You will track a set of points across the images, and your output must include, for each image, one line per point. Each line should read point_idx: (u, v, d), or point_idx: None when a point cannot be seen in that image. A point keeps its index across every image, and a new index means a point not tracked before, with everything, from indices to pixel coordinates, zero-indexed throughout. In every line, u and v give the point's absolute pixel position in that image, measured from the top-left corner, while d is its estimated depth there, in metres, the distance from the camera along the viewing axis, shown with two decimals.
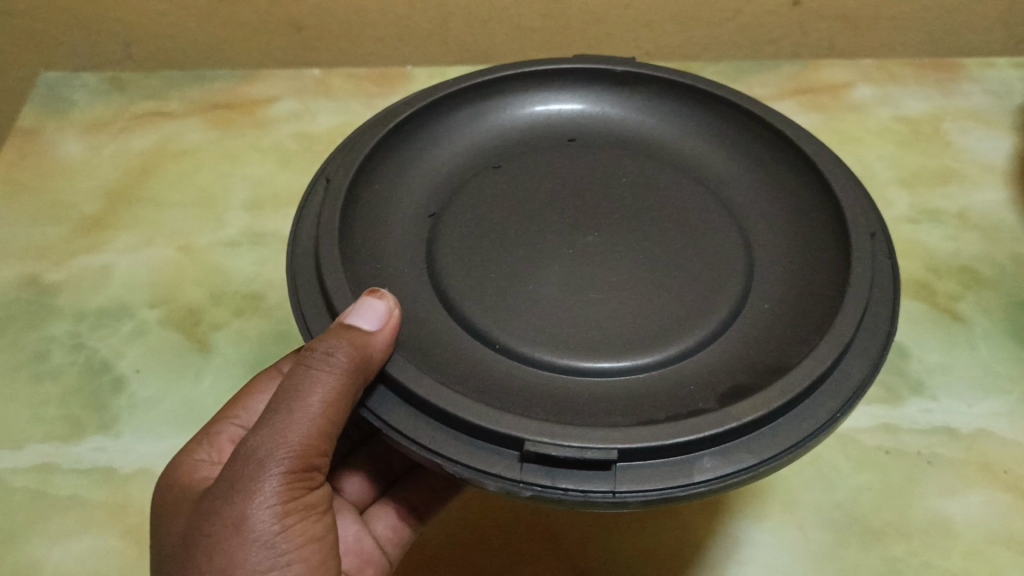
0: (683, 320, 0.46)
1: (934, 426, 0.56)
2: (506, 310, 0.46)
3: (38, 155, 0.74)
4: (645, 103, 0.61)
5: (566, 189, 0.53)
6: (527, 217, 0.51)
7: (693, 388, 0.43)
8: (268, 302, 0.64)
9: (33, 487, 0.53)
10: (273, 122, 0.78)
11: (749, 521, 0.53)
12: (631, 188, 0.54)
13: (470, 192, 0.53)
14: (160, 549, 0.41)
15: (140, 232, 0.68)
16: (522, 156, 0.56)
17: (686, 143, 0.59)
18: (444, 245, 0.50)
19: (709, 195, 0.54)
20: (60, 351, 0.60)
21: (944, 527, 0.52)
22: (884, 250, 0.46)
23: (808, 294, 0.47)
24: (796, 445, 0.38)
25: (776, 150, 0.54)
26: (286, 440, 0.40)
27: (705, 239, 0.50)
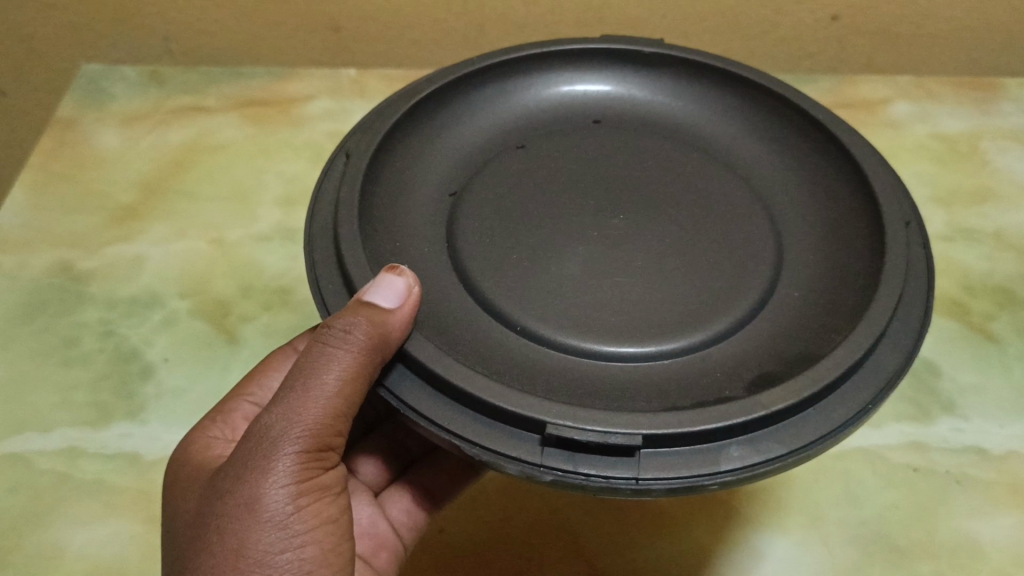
0: (710, 305, 0.46)
1: (965, 445, 0.56)
2: (529, 289, 0.46)
3: (76, 145, 0.75)
4: (671, 86, 0.61)
5: (592, 174, 0.53)
6: (557, 201, 0.51)
7: (718, 372, 0.43)
8: (298, 296, 0.64)
9: (59, 470, 0.54)
10: (308, 120, 0.79)
11: (770, 532, 0.52)
12: (659, 174, 0.53)
13: (494, 172, 0.53)
14: (174, 526, 0.42)
15: (173, 224, 0.69)
16: (549, 137, 0.56)
17: (712, 126, 0.59)
18: (468, 227, 0.50)
19: (737, 181, 0.53)
20: (91, 337, 0.61)
21: (973, 548, 0.51)
22: (917, 241, 0.46)
23: (839, 285, 0.46)
24: (825, 436, 0.37)
25: (807, 136, 0.54)
26: (299, 419, 0.40)
27: (731, 227, 0.50)
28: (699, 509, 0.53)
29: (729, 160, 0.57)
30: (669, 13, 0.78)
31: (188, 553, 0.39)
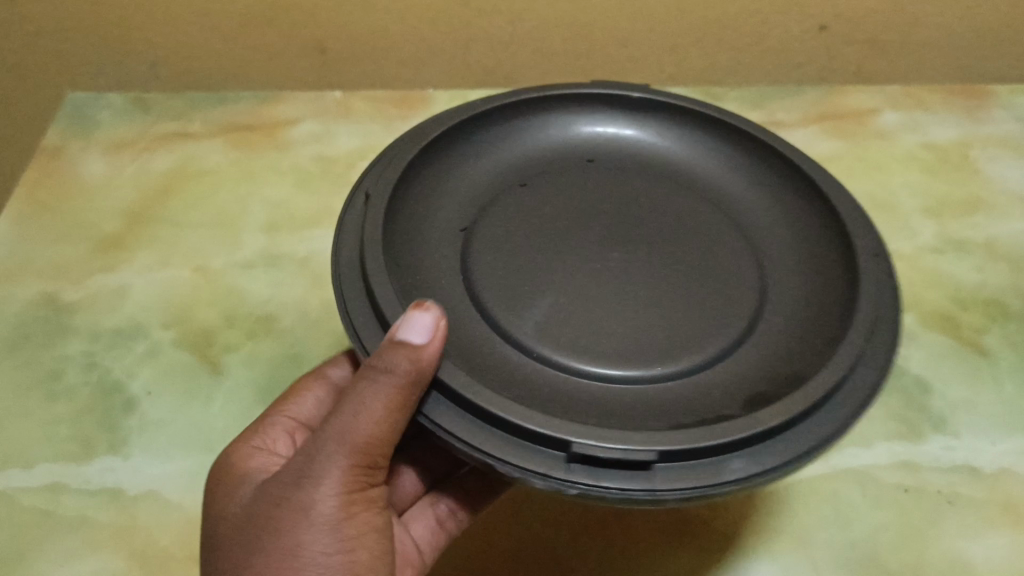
0: (702, 332, 0.45)
1: (956, 463, 0.55)
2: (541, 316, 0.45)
3: (61, 174, 0.75)
4: (659, 127, 0.60)
5: (585, 203, 0.53)
6: (557, 227, 0.50)
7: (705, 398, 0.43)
8: (282, 324, 0.64)
9: (41, 507, 0.53)
10: (293, 144, 0.78)
11: (762, 558, 0.51)
12: (645, 207, 0.53)
13: (500, 206, 0.52)
14: (219, 523, 0.43)
15: (158, 253, 0.69)
16: (551, 176, 0.55)
17: (699, 167, 0.58)
18: (477, 265, 0.48)
19: (721, 216, 0.53)
20: (75, 370, 0.61)
21: (966, 569, 0.50)
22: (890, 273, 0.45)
23: (822, 312, 0.46)
24: (810, 451, 0.37)
25: (785, 170, 0.54)
26: (347, 434, 0.40)
27: (721, 258, 0.50)
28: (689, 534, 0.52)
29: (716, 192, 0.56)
30: (655, 24, 0.77)
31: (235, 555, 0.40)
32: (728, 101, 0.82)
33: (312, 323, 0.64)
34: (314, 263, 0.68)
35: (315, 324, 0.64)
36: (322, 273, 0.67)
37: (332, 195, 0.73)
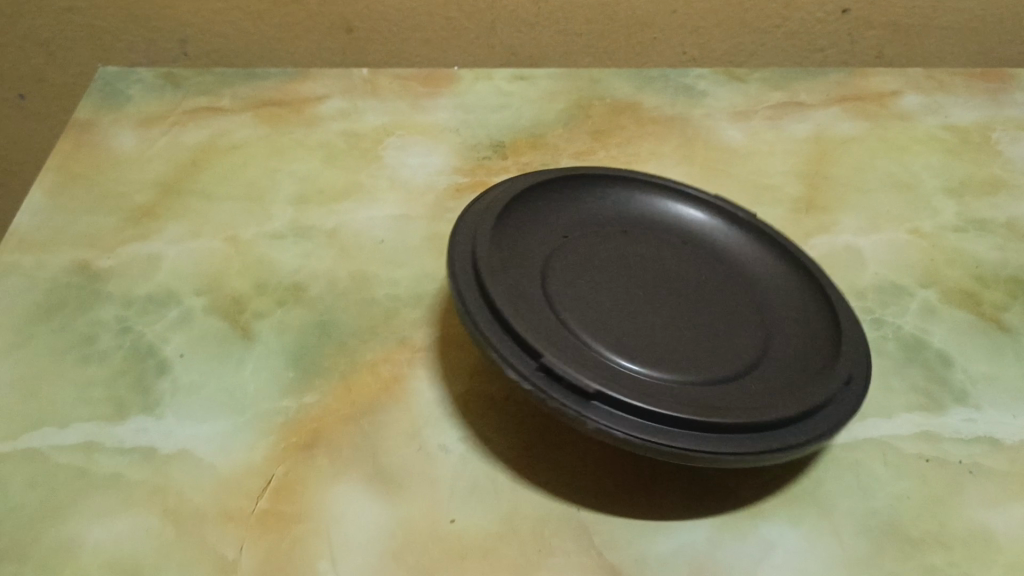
0: (720, 356, 0.51)
1: (977, 435, 0.55)
2: (591, 334, 0.50)
3: (92, 146, 0.76)
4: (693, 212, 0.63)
5: (626, 270, 0.57)
6: (625, 291, 0.55)
7: (706, 370, 0.50)
8: (311, 293, 0.64)
9: (76, 465, 0.55)
10: (321, 119, 0.79)
11: (785, 523, 0.52)
12: (663, 270, 0.57)
13: (563, 273, 0.55)
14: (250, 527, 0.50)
15: (189, 223, 0.70)
16: (637, 240, 0.60)
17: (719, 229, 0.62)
18: (553, 287, 0.53)
19: (723, 277, 0.58)
20: (108, 334, 0.62)
21: (987, 537, 0.51)
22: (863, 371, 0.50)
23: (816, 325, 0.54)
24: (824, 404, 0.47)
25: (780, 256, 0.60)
26: None
27: (722, 306, 0.56)
28: (712, 500, 0.53)
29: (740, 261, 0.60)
30: None
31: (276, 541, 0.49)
32: (751, 80, 0.82)
33: (341, 293, 0.64)
34: (342, 235, 0.69)
35: (344, 293, 0.64)
36: (349, 244, 0.68)
37: (359, 170, 0.74)
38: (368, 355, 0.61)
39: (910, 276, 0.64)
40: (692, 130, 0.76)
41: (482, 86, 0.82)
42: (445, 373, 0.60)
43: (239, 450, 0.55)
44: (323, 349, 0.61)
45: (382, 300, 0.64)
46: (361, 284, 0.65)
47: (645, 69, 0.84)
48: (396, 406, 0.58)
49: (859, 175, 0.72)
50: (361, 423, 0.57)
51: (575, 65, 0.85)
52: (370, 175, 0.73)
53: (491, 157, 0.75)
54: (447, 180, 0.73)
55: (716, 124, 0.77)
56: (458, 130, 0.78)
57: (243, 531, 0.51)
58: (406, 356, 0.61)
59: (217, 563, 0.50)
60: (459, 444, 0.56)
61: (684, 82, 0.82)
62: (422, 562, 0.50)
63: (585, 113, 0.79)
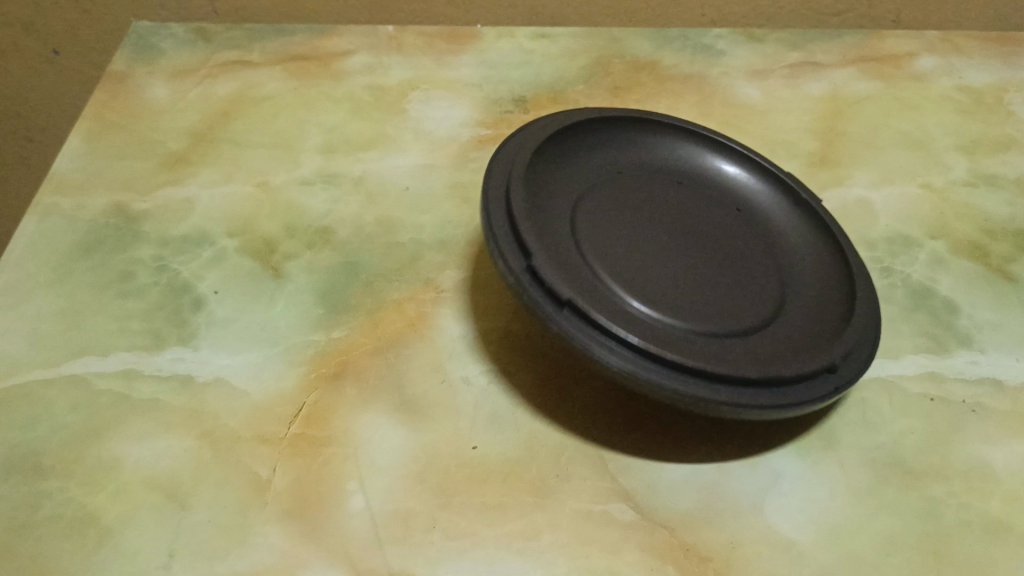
0: (738, 304, 0.54)
1: (980, 376, 0.58)
2: (615, 270, 0.53)
3: (127, 96, 0.79)
4: (732, 167, 0.65)
5: (656, 209, 0.60)
6: (651, 230, 0.58)
7: (713, 320, 0.52)
8: (340, 236, 0.67)
9: (117, 390, 0.57)
10: (347, 73, 0.81)
11: (791, 455, 0.54)
12: (692, 217, 0.60)
13: (594, 206, 0.58)
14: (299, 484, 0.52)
15: (221, 169, 0.72)
16: (681, 190, 0.63)
17: (755, 189, 0.65)
18: (583, 215, 0.57)
19: (752, 232, 0.61)
20: (145, 272, 0.64)
21: (986, 471, 0.53)
22: (866, 349, 0.51)
23: (832, 286, 0.56)
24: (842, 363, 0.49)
25: (806, 216, 0.62)
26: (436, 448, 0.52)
27: (745, 258, 0.58)
28: (724, 430, 0.56)
29: (795, 242, 0.61)
30: None
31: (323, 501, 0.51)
32: (768, 41, 0.84)
33: (369, 236, 0.67)
34: (369, 182, 0.71)
35: (371, 237, 0.67)
36: (376, 191, 0.70)
37: (385, 122, 0.76)
38: (393, 295, 0.63)
39: (919, 228, 0.66)
40: (710, 87, 0.79)
41: (505, 43, 0.85)
42: (465, 310, 0.63)
43: (271, 380, 0.58)
44: (350, 289, 0.63)
45: (407, 244, 0.67)
46: (387, 229, 0.68)
47: (664, 30, 0.86)
48: (421, 342, 0.60)
49: (872, 132, 0.74)
50: (388, 356, 0.59)
51: (596, 24, 0.86)
52: (396, 126, 0.76)
53: (513, 111, 0.77)
54: (470, 132, 0.75)
55: (733, 82, 0.79)
56: (481, 86, 0.80)
57: (277, 454, 0.54)
58: (430, 296, 0.63)
59: (250, 481, 0.53)
60: (481, 376, 0.59)
61: (703, 42, 0.84)
62: (445, 483, 0.53)
63: (605, 70, 0.81)
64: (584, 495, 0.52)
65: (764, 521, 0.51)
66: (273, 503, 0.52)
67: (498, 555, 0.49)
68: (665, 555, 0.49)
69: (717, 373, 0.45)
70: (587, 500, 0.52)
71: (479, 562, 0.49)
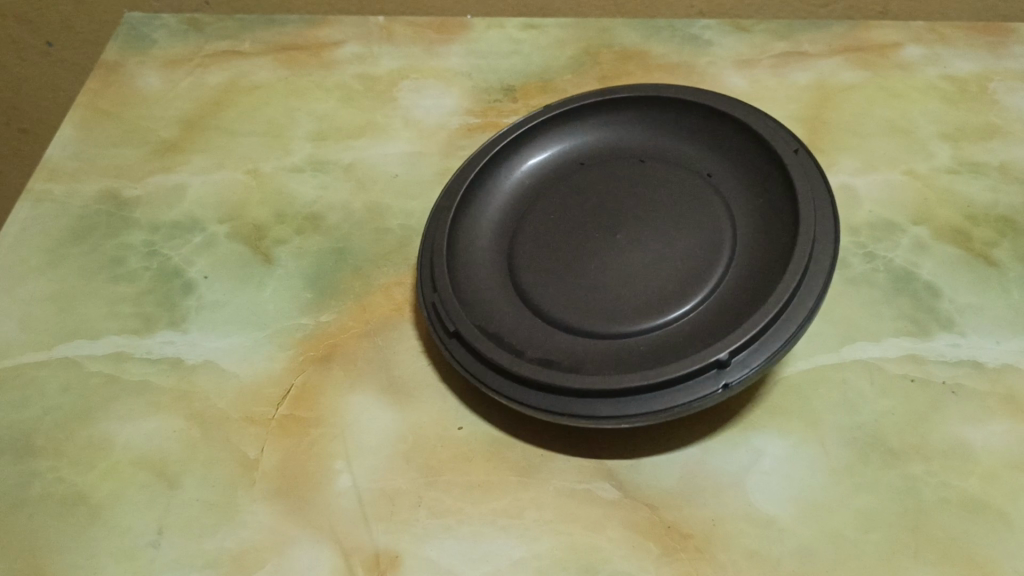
0: (682, 284, 0.55)
1: (961, 358, 0.58)
2: (552, 288, 0.57)
3: (120, 86, 0.80)
4: (689, 122, 0.64)
5: (610, 201, 0.61)
6: (598, 229, 0.59)
7: (649, 311, 0.54)
8: (328, 222, 0.68)
9: (108, 372, 0.58)
10: (338, 63, 0.82)
11: (772, 434, 0.55)
12: (647, 195, 0.60)
13: (541, 221, 0.61)
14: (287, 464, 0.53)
15: (213, 157, 0.73)
16: (640, 166, 0.63)
17: (714, 136, 0.62)
18: (524, 228, 0.61)
19: (710, 192, 0.60)
20: (136, 257, 0.65)
21: (966, 450, 0.54)
22: (812, 290, 0.49)
23: (781, 232, 0.54)
24: (770, 319, 0.47)
25: (760, 157, 0.59)
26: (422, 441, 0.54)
27: (698, 225, 0.58)
28: (707, 412, 0.56)
29: (757, 202, 0.58)
30: None
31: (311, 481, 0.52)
32: (756, 31, 0.85)
33: (357, 222, 0.68)
34: (358, 169, 0.72)
35: (360, 222, 0.68)
36: (365, 178, 0.71)
37: (375, 110, 0.77)
38: (382, 279, 0.64)
39: (902, 214, 0.67)
40: (698, 77, 0.80)
41: (495, 34, 0.85)
42: None
43: (259, 362, 0.58)
44: (339, 273, 0.64)
45: (395, 229, 0.67)
46: (376, 215, 0.68)
47: (654, 21, 0.86)
48: (409, 324, 0.61)
49: (857, 120, 0.75)
50: (376, 339, 0.60)
51: (586, 17, 0.87)
52: (386, 115, 0.76)
53: (502, 100, 0.77)
54: (459, 120, 0.76)
55: (720, 72, 0.80)
56: (470, 75, 0.80)
57: (264, 434, 0.55)
58: None
59: (239, 461, 0.53)
60: None
61: (691, 32, 0.85)
62: (430, 463, 0.53)
63: (594, 60, 0.82)
64: (569, 474, 0.53)
65: (745, 500, 0.52)
66: (261, 483, 0.52)
67: (482, 533, 0.50)
68: (647, 532, 0.50)
69: (578, 389, 0.48)
70: (571, 479, 0.53)
71: (464, 538, 0.50)
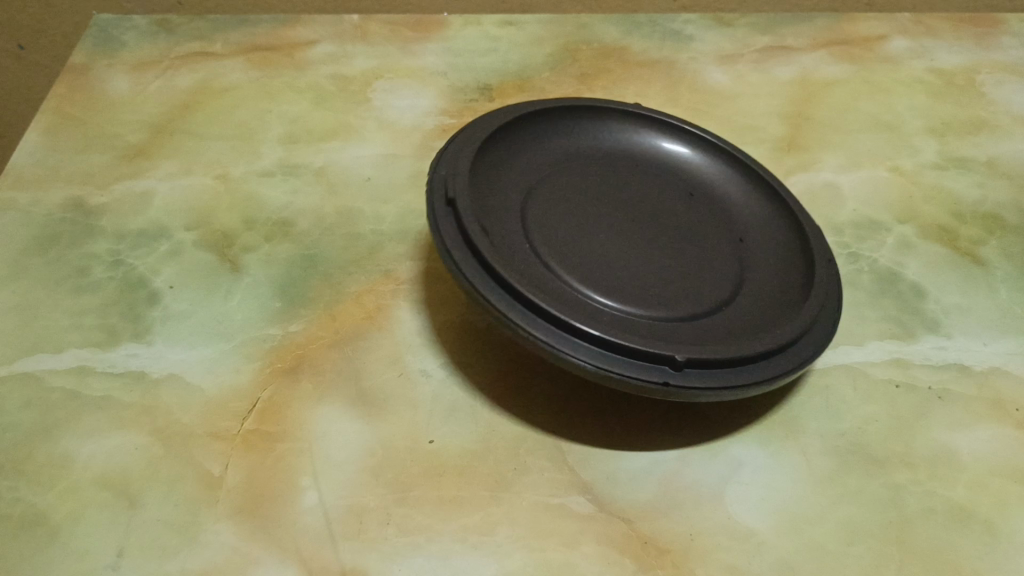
0: (679, 296, 0.52)
1: (947, 362, 0.57)
2: (552, 248, 0.53)
3: (88, 89, 0.78)
4: (724, 174, 0.63)
5: (619, 199, 0.59)
6: (603, 220, 0.57)
7: (649, 304, 0.51)
8: (299, 228, 0.66)
9: (69, 387, 0.56)
10: (311, 63, 0.80)
11: (752, 444, 0.53)
12: (658, 213, 0.59)
13: (556, 187, 0.58)
14: (251, 483, 0.51)
15: (181, 162, 0.71)
16: (663, 188, 0.61)
17: (741, 197, 0.62)
18: (540, 185, 0.58)
19: (720, 235, 0.58)
20: (101, 267, 0.63)
21: (952, 457, 0.52)
22: (814, 341, 0.49)
23: (791, 290, 0.53)
24: (780, 370, 0.46)
25: (785, 225, 0.58)
26: (390, 459, 0.53)
27: (699, 258, 0.56)
28: (684, 420, 0.55)
29: (765, 270, 0.56)
30: None
31: (275, 500, 0.51)
32: (739, 26, 0.83)
33: (328, 227, 0.66)
34: (330, 173, 0.70)
35: (331, 228, 0.66)
36: (337, 181, 0.69)
37: (349, 111, 0.75)
38: (353, 287, 0.62)
39: (887, 213, 0.65)
40: (679, 72, 0.78)
41: (472, 31, 0.84)
42: (420, 302, 0.62)
43: (225, 374, 0.57)
44: (309, 281, 0.62)
45: (367, 235, 0.66)
46: (347, 220, 0.67)
47: (634, 16, 0.85)
48: (379, 333, 0.59)
49: (842, 116, 0.73)
50: (345, 349, 0.58)
51: (565, 11, 0.86)
52: (359, 116, 0.75)
53: (478, 100, 0.76)
54: (434, 121, 0.74)
55: (702, 68, 0.78)
56: (446, 74, 0.79)
57: (229, 450, 0.53)
58: (389, 288, 0.62)
59: (202, 478, 0.52)
60: (438, 369, 0.58)
61: (672, 27, 0.83)
62: (401, 478, 0.52)
63: (572, 57, 0.80)
64: (543, 488, 0.51)
65: (725, 512, 0.50)
66: (224, 501, 0.51)
67: (453, 550, 0.48)
68: (623, 547, 0.48)
69: (535, 308, 0.44)
70: (544, 493, 0.51)
71: (434, 556, 0.48)
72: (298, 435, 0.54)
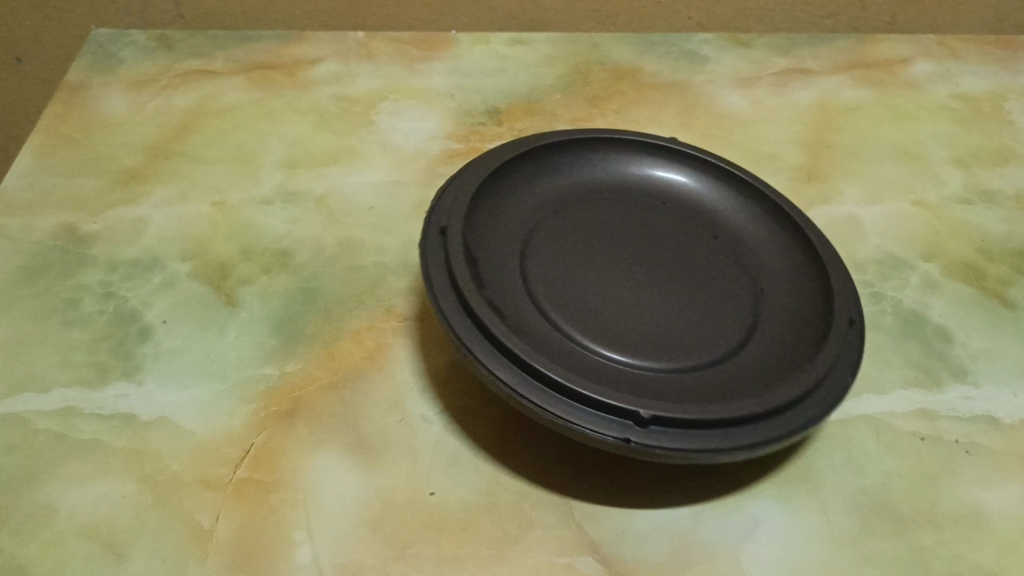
0: (675, 348, 0.50)
1: (973, 413, 0.54)
2: (549, 291, 0.52)
3: (83, 108, 0.75)
4: (749, 219, 0.60)
5: (628, 238, 0.57)
6: (606, 261, 0.55)
7: (644, 354, 0.49)
8: (298, 259, 0.64)
9: (55, 431, 0.53)
10: (313, 83, 0.78)
11: (768, 501, 0.51)
12: (668, 255, 0.56)
13: (566, 223, 0.57)
14: (242, 538, 0.49)
15: (177, 187, 0.69)
16: (682, 231, 0.59)
17: (763, 243, 0.58)
18: (547, 220, 0.57)
19: (732, 281, 0.55)
20: (91, 299, 0.61)
21: (979, 517, 0.49)
22: (817, 406, 0.44)
23: (797, 347, 0.50)
24: (770, 436, 0.42)
25: (804, 276, 0.54)
26: (387, 513, 0.50)
27: (701, 304, 0.53)
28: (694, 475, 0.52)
29: (775, 322, 0.53)
30: None
31: (267, 556, 0.48)
32: (755, 48, 0.81)
33: (328, 259, 0.63)
34: (330, 202, 0.68)
35: (331, 259, 0.64)
36: (338, 209, 0.67)
37: (351, 134, 0.73)
38: (352, 324, 0.60)
39: (910, 249, 0.63)
40: (693, 96, 0.75)
41: (480, 50, 0.81)
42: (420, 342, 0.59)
43: (217, 417, 0.54)
44: (306, 317, 0.60)
45: (369, 267, 0.63)
46: (348, 251, 0.64)
47: (647, 35, 0.82)
48: (379, 375, 0.57)
49: (862, 144, 0.71)
50: (343, 392, 0.56)
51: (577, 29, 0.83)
52: (362, 139, 0.72)
53: (486, 123, 0.73)
54: (439, 145, 0.72)
55: (717, 91, 0.76)
56: (454, 95, 0.76)
57: (219, 499, 0.50)
58: (390, 325, 0.60)
59: (191, 530, 0.49)
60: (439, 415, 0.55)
61: (687, 48, 0.81)
62: (399, 533, 0.49)
63: (583, 79, 0.77)
64: (548, 547, 0.49)
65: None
66: (215, 555, 0.48)
67: None
68: None
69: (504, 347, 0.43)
70: (550, 551, 0.48)
71: None
72: (291, 486, 0.51)
